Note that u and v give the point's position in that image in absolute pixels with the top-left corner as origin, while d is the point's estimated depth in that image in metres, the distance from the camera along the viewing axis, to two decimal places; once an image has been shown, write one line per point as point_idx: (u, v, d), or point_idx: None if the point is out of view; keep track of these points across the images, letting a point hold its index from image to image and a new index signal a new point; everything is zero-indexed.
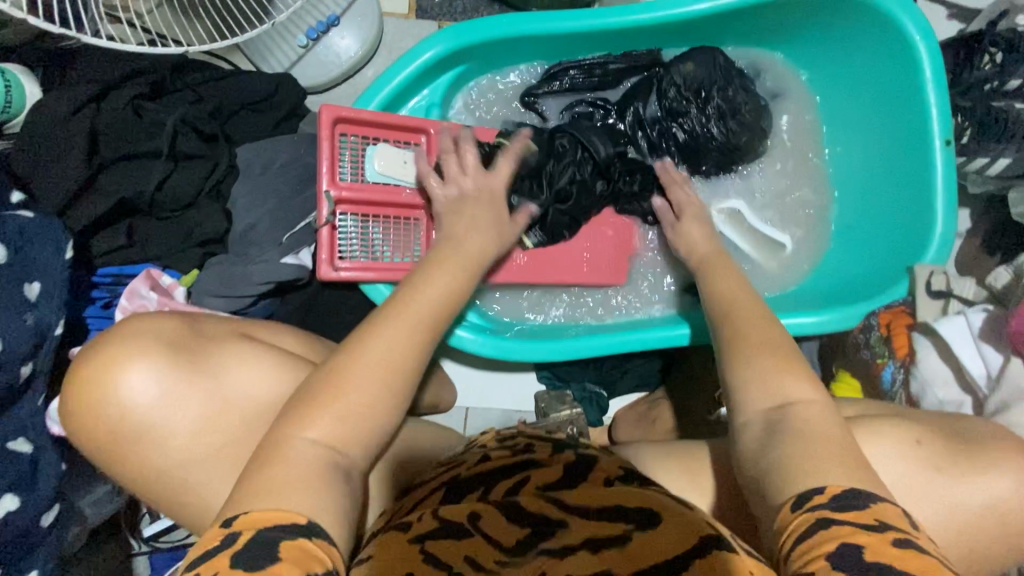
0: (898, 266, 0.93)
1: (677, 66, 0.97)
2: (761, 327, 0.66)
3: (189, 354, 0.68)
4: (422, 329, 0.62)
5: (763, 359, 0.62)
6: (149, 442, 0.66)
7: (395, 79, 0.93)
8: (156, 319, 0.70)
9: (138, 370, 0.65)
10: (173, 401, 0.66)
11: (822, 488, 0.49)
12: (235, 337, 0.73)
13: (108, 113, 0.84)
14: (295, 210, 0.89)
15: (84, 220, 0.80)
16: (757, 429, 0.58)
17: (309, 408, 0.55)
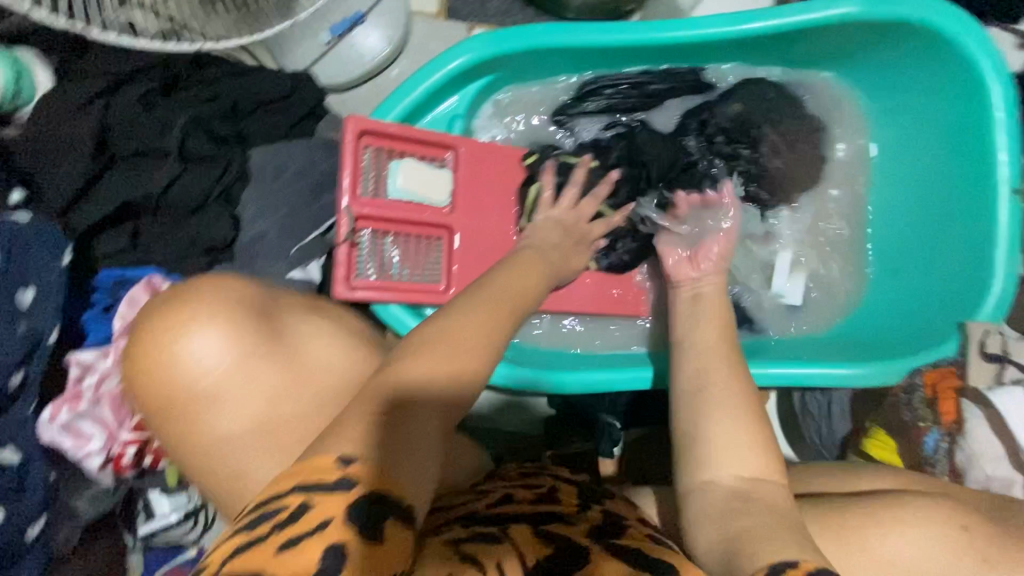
0: (947, 320, 0.85)
1: (725, 104, 0.92)
2: (735, 388, 0.64)
3: (266, 321, 0.64)
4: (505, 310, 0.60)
5: (744, 432, 0.60)
6: (215, 407, 0.60)
7: (419, 88, 0.88)
8: (238, 282, 0.65)
9: (216, 329, 0.60)
10: (245, 366, 0.61)
11: (795, 562, 0.45)
12: (307, 312, 0.69)
13: (118, 108, 0.80)
14: (308, 219, 0.85)
15: (87, 222, 0.77)
16: (720, 493, 0.57)
17: (419, 346, 0.53)
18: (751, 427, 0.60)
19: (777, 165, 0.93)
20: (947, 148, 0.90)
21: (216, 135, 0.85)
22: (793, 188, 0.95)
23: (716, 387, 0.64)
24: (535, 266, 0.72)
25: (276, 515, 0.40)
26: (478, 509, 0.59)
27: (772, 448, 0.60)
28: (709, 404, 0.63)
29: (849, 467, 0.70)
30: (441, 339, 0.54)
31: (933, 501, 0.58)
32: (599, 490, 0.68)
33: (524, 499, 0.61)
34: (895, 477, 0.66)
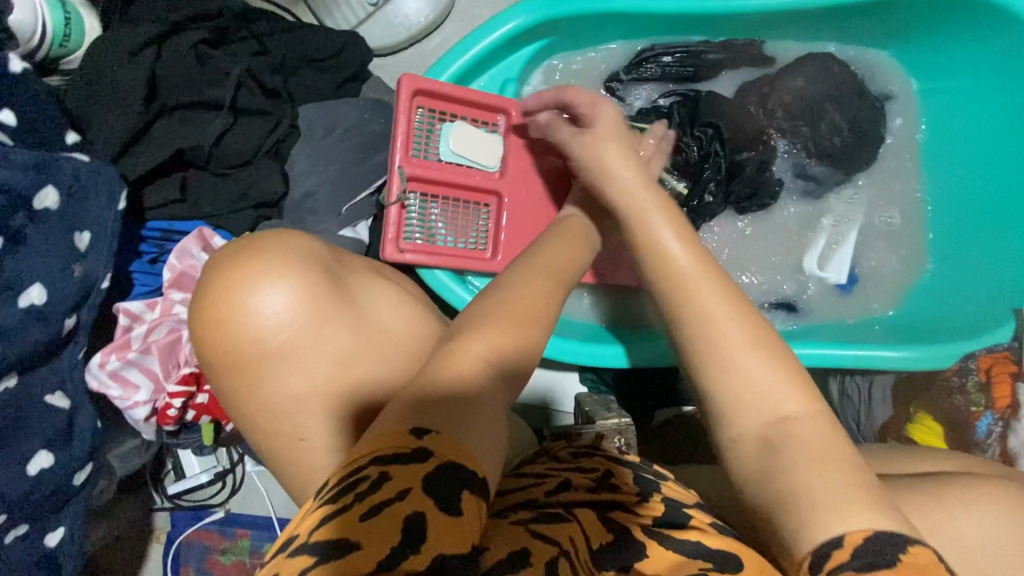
0: (998, 307, 0.83)
1: (788, 79, 0.91)
2: (732, 315, 0.54)
3: (338, 280, 0.55)
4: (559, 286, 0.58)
5: (759, 363, 0.51)
6: (283, 373, 0.52)
7: (474, 48, 0.86)
8: (306, 237, 0.56)
9: (287, 286, 0.51)
10: (315, 330, 0.52)
11: (840, 538, 0.42)
12: (373, 275, 0.61)
13: (169, 57, 0.79)
14: (359, 177, 0.83)
15: (138, 169, 0.75)
16: (750, 445, 0.50)
17: (481, 323, 0.50)
18: (765, 358, 0.51)
19: (836, 143, 0.91)
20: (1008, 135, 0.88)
21: (267, 88, 0.84)
22: (849, 165, 0.93)
23: (714, 316, 0.54)
24: (577, 229, 0.69)
25: (357, 485, 0.36)
26: (538, 497, 0.53)
27: (794, 379, 0.51)
28: (720, 342, 0.52)
29: (908, 449, 0.69)
30: (500, 311, 0.51)
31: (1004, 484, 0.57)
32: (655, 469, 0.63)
33: (581, 486, 0.56)
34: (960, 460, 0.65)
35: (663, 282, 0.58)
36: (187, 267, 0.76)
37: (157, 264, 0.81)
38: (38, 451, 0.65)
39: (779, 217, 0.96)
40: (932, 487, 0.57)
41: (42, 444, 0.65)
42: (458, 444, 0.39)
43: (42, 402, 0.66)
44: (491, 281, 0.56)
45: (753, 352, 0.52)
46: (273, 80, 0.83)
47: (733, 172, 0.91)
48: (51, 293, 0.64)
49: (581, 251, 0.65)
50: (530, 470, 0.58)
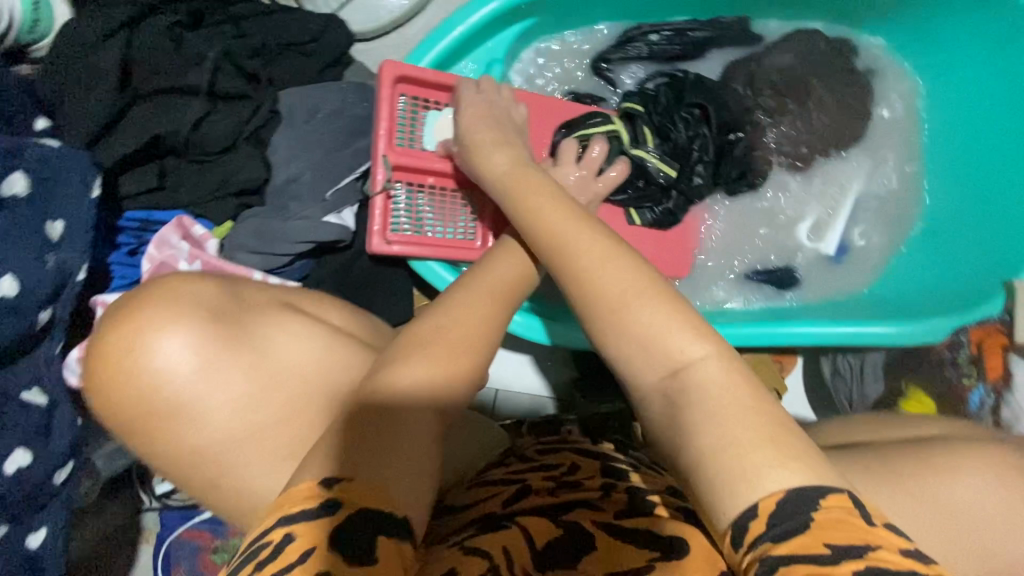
0: (988, 282, 0.82)
1: (775, 55, 0.91)
2: (629, 269, 0.49)
3: (233, 322, 0.53)
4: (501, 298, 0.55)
5: (651, 311, 0.46)
6: (185, 423, 0.51)
7: (459, 27, 0.84)
8: (200, 282, 0.55)
9: (175, 336, 0.50)
10: (211, 378, 0.51)
11: (756, 503, 0.38)
12: (285, 308, 0.58)
13: (144, 40, 0.76)
14: (342, 162, 0.81)
15: (115, 156, 0.72)
16: (655, 401, 0.46)
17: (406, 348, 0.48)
18: (657, 307, 0.46)
19: (823, 121, 0.92)
20: (997, 114, 0.88)
21: (247, 73, 0.81)
22: (835, 143, 0.93)
23: (599, 273, 0.49)
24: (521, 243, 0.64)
25: (263, 553, 0.38)
26: (493, 511, 0.56)
27: (690, 319, 0.46)
28: (607, 302, 0.48)
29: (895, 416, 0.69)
30: (437, 340, 0.48)
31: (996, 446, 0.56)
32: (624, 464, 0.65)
33: (541, 489, 0.59)
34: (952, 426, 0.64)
35: (560, 255, 0.52)
36: (167, 257, 0.73)
37: (136, 255, 0.79)
38: (15, 449, 0.62)
39: (749, 212, 0.96)
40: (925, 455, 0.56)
41: (19, 441, 0.63)
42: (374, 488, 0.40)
43: (18, 398, 0.64)
44: (422, 311, 0.52)
45: (640, 307, 0.46)
46: (253, 63, 0.81)
47: (723, 152, 0.91)
48: (25, 282, 0.61)
49: (516, 261, 0.59)
50: (495, 479, 0.61)
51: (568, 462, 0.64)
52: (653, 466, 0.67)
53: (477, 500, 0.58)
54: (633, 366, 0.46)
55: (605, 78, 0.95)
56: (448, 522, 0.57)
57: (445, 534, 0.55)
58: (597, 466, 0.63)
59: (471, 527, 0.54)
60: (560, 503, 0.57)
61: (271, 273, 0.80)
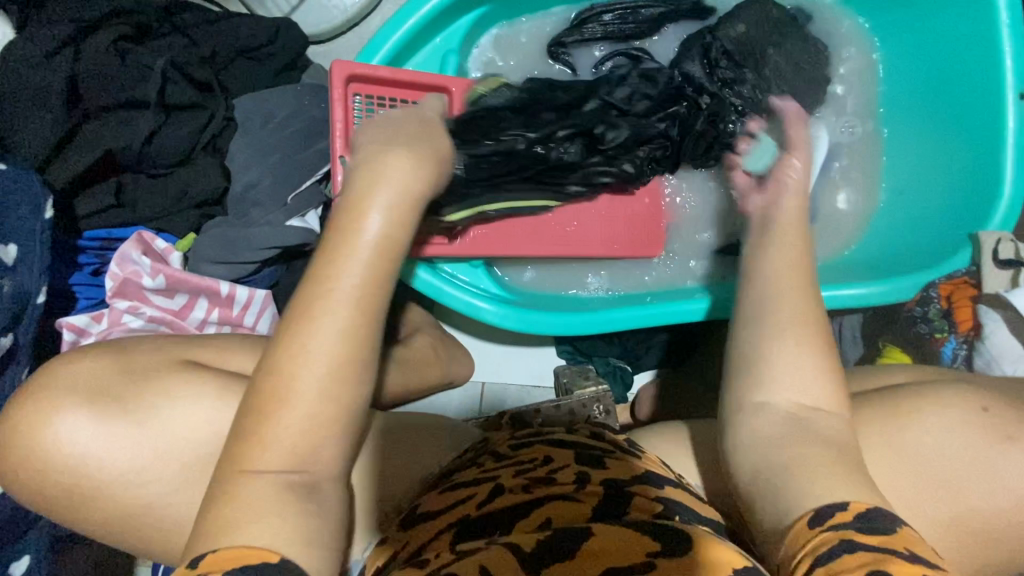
0: (955, 234, 0.84)
1: (729, 25, 0.89)
2: (799, 313, 0.56)
3: (115, 398, 0.57)
4: (376, 276, 0.49)
5: (810, 355, 0.54)
6: (96, 490, 0.55)
7: (408, 22, 0.84)
8: (88, 359, 0.59)
9: (66, 419, 0.55)
10: (108, 450, 0.55)
11: (844, 504, 0.45)
12: (172, 368, 0.60)
13: (89, 56, 0.75)
14: (303, 165, 0.80)
15: (67, 175, 0.72)
16: (776, 416, 0.52)
17: (300, 376, 0.46)
18: (816, 351, 0.54)
19: (781, 89, 0.90)
20: (949, 73, 0.89)
21: (198, 81, 0.80)
22: (793, 112, 0.93)
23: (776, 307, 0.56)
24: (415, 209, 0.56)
25: None
26: (469, 513, 0.58)
27: (832, 380, 0.53)
28: (769, 326, 0.55)
29: (862, 369, 0.70)
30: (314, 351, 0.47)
31: (954, 386, 0.57)
32: (600, 450, 0.66)
33: (516, 486, 0.60)
34: (914, 372, 0.66)
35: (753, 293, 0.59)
36: (129, 273, 0.72)
37: (99, 275, 0.78)
38: None
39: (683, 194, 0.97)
40: (884, 402, 0.58)
41: None
42: (250, 550, 0.42)
43: None
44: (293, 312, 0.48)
45: (795, 338, 0.54)
46: (201, 71, 0.80)
47: (686, 124, 0.90)
48: None
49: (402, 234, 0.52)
50: (468, 481, 0.63)
51: (541, 456, 0.65)
52: (631, 449, 0.67)
53: (451, 505, 0.60)
54: (775, 383, 0.53)
55: (563, 62, 0.94)
56: (424, 531, 0.59)
57: (422, 542, 0.57)
58: (570, 455, 0.65)
59: (447, 533, 0.56)
60: (536, 499, 0.58)
61: (240, 282, 0.79)
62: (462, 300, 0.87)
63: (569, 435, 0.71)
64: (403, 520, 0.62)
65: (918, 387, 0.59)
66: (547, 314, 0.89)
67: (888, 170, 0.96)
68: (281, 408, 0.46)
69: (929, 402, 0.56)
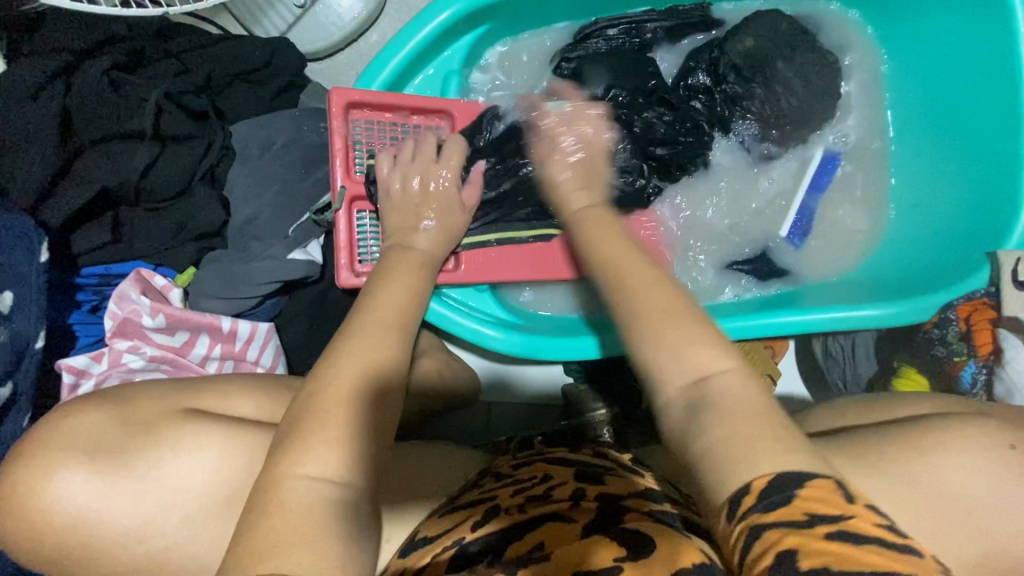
0: (971, 253, 0.82)
1: (736, 39, 0.87)
2: (656, 297, 0.54)
3: (116, 454, 0.53)
4: (393, 329, 0.59)
5: (671, 330, 0.51)
6: (101, 545, 0.51)
7: (408, 44, 0.81)
8: (86, 412, 0.54)
9: (62, 479, 0.51)
10: (111, 504, 0.51)
11: (749, 484, 0.41)
12: (181, 417, 0.56)
13: (81, 87, 0.73)
14: (303, 195, 0.78)
15: (62, 215, 0.70)
16: (676, 409, 0.49)
17: (321, 421, 0.49)
18: (681, 325, 0.52)
19: (790, 103, 0.88)
20: (961, 88, 0.86)
21: (193, 110, 0.78)
22: (807, 124, 0.90)
23: (631, 294, 0.56)
24: (411, 265, 0.68)
25: None
26: (466, 535, 0.56)
27: (714, 342, 0.51)
28: (637, 320, 0.54)
29: (881, 398, 0.68)
30: (339, 391, 0.52)
31: (978, 420, 0.56)
32: (600, 467, 0.65)
33: (512, 507, 0.59)
34: (933, 403, 0.64)
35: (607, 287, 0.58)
36: (128, 312, 0.70)
37: (97, 313, 0.76)
38: None
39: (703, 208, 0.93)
40: (907, 436, 0.56)
41: None
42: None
43: None
44: (326, 356, 0.55)
45: (672, 329, 0.51)
46: (197, 100, 0.78)
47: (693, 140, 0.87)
48: None
49: (405, 295, 0.63)
50: (468, 502, 0.63)
51: (540, 475, 0.64)
52: (632, 468, 0.66)
53: (450, 527, 0.59)
54: (663, 372, 0.50)
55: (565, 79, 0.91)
56: (421, 554, 0.57)
57: (418, 565, 0.55)
58: (568, 473, 0.64)
59: (445, 555, 0.55)
60: (531, 518, 0.56)
61: (239, 316, 0.77)
62: (464, 326, 0.85)
63: (572, 455, 0.70)
64: (402, 545, 0.61)
65: (940, 419, 0.57)
66: (551, 339, 0.87)
67: (900, 186, 0.94)
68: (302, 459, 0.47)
69: (952, 436, 0.54)
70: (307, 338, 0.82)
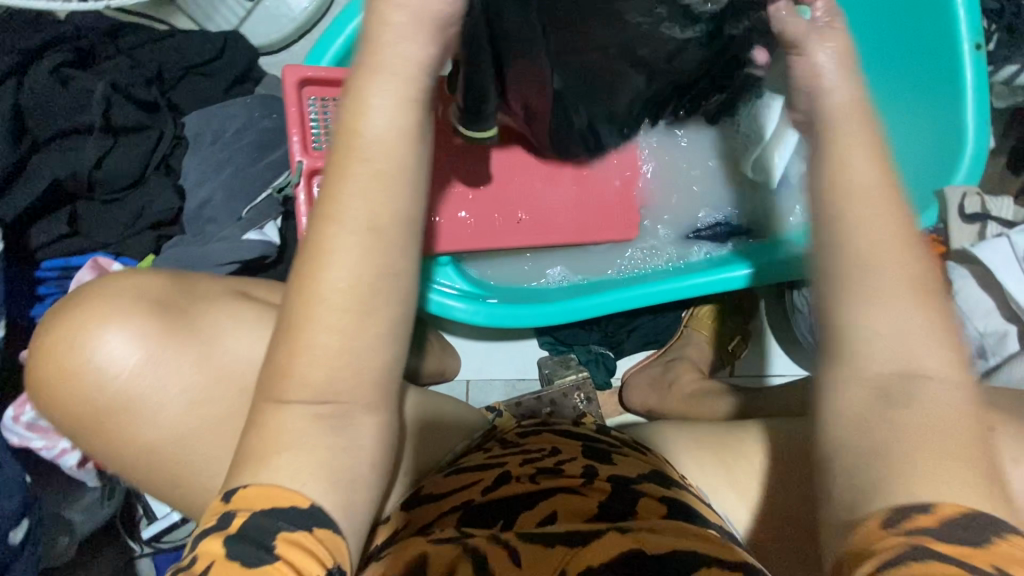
0: (921, 193, 0.83)
1: None
2: (893, 248, 0.43)
3: (178, 316, 0.55)
4: (386, 190, 0.43)
5: (896, 306, 0.41)
6: (110, 451, 0.54)
7: (351, 25, 0.83)
8: (142, 276, 0.58)
9: (118, 331, 0.52)
10: (158, 367, 0.53)
11: (927, 505, 0.36)
12: (230, 298, 0.59)
13: (31, 85, 0.74)
14: (256, 178, 0.79)
15: (16, 209, 0.72)
16: (859, 396, 0.42)
17: (284, 369, 0.43)
18: (909, 292, 0.42)
19: None
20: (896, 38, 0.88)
21: (142, 100, 0.79)
22: None
23: (869, 263, 0.42)
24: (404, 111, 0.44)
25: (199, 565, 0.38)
26: (473, 499, 0.55)
27: (942, 330, 0.42)
28: (856, 284, 0.42)
29: None
30: (327, 321, 0.42)
31: None
32: (605, 444, 0.65)
33: (523, 475, 0.58)
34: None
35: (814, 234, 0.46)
36: None
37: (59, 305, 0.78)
38: None
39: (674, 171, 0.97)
40: None
41: None
42: (272, 488, 0.40)
43: None
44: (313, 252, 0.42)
45: (895, 299, 0.42)
46: (146, 91, 0.79)
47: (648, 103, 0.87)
48: None
49: (407, 127, 0.43)
50: (472, 466, 0.62)
51: (547, 446, 0.64)
52: (637, 445, 0.66)
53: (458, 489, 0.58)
54: (862, 350, 0.42)
55: None
56: (428, 510, 0.56)
57: (427, 519, 0.55)
58: (577, 448, 0.63)
59: (452, 515, 0.54)
60: (543, 489, 0.55)
61: None
62: (433, 297, 0.85)
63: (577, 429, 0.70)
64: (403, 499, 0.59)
65: None
66: (519, 307, 0.88)
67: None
68: (281, 384, 0.43)
69: None
70: None
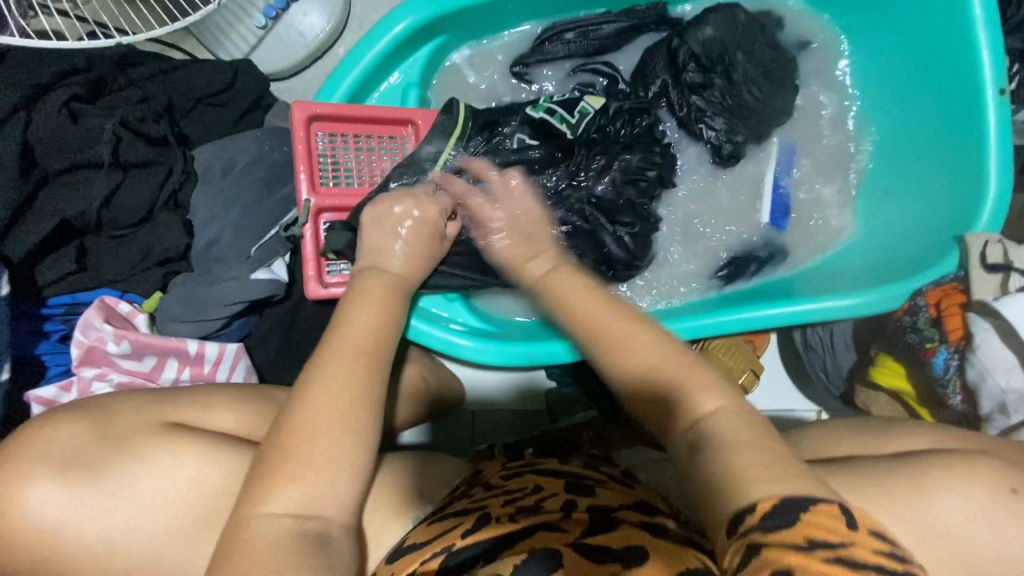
0: (939, 237, 0.80)
1: (696, 28, 0.86)
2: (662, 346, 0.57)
3: (89, 470, 0.54)
4: (366, 356, 0.57)
5: (673, 377, 0.54)
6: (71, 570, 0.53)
7: (363, 60, 0.83)
8: (66, 426, 0.56)
9: (35, 495, 0.52)
10: (96, 508, 0.53)
11: (755, 503, 0.42)
12: (155, 433, 0.58)
13: (42, 120, 0.73)
14: (267, 214, 0.79)
15: (23, 248, 0.71)
16: (682, 446, 0.50)
17: (276, 468, 0.49)
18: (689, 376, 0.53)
19: (753, 96, 0.87)
20: (917, 82, 0.87)
21: (152, 136, 0.78)
22: (776, 122, 0.91)
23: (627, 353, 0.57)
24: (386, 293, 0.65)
25: None
26: (454, 543, 0.54)
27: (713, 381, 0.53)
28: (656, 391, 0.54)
29: (874, 421, 0.64)
30: (308, 430, 0.51)
31: (967, 454, 0.53)
32: (590, 478, 0.63)
33: (502, 516, 0.56)
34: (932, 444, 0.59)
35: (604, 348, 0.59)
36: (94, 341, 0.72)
37: (67, 341, 0.78)
38: None
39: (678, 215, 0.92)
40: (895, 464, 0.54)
41: None
42: None
43: None
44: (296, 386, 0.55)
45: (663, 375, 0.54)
46: (156, 126, 0.78)
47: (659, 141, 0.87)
48: None
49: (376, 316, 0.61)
50: (457, 511, 0.60)
51: (530, 485, 0.62)
52: (623, 479, 0.65)
53: (437, 537, 0.56)
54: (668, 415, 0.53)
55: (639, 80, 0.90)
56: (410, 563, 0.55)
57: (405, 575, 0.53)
58: (559, 484, 0.61)
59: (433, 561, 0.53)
60: (522, 529, 0.54)
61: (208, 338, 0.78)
62: (440, 334, 0.85)
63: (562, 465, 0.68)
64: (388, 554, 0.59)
65: (927, 452, 0.55)
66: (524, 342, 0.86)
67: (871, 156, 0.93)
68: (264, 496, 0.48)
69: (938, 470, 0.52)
70: (279, 357, 0.81)
